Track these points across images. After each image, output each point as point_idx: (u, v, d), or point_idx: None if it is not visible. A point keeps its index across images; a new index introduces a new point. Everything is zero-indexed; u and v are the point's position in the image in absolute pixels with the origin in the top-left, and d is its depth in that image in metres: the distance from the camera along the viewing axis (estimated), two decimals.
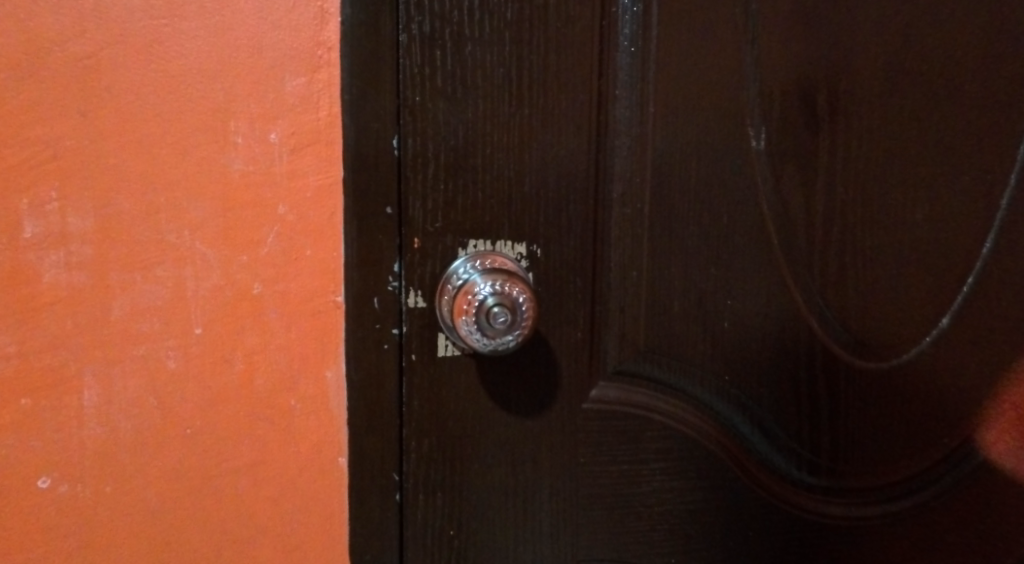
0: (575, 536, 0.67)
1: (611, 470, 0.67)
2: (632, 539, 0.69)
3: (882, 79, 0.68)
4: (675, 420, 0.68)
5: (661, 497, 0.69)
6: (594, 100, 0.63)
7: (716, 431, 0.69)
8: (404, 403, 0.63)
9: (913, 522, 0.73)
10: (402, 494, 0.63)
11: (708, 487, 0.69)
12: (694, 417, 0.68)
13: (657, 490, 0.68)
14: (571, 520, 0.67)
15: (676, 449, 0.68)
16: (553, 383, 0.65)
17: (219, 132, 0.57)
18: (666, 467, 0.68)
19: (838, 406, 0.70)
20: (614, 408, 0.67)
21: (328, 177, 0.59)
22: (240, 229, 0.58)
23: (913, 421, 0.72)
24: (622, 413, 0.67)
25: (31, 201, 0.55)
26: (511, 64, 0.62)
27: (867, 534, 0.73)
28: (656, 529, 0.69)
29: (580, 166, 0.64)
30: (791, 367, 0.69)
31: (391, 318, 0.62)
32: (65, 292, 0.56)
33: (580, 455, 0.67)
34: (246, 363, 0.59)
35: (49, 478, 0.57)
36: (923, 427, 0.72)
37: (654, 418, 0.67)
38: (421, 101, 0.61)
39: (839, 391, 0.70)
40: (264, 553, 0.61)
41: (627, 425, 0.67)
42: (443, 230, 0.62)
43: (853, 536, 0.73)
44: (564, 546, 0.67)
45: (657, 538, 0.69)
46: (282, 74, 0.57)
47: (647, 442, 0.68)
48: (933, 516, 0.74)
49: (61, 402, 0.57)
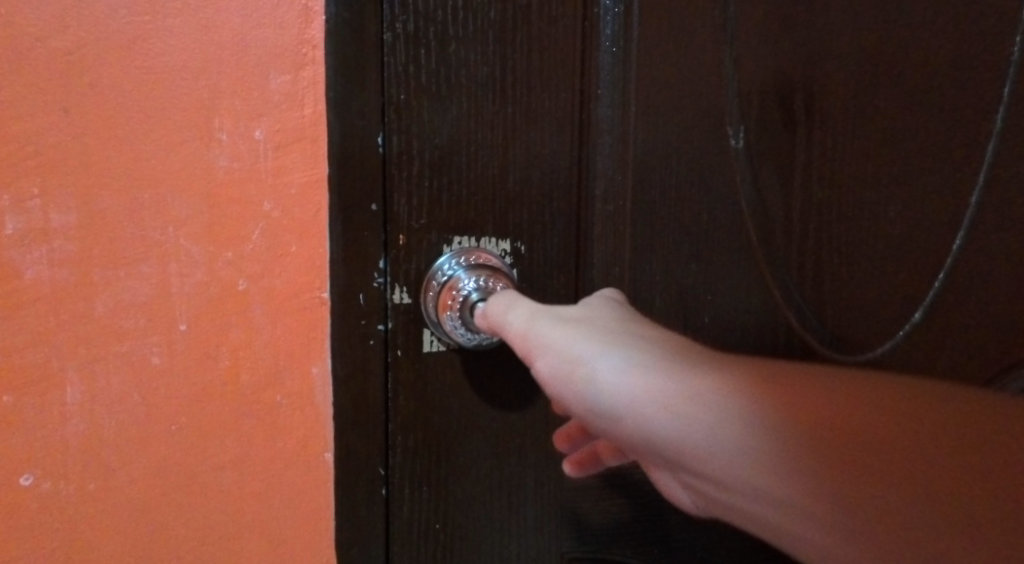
0: (559, 529, 0.68)
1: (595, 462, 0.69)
2: (615, 532, 0.70)
3: (869, 74, 0.63)
4: None
5: (643, 488, 0.70)
6: (575, 100, 0.66)
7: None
8: (390, 398, 0.64)
9: None
10: (387, 488, 0.64)
11: None
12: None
13: (639, 482, 0.70)
14: (555, 513, 0.68)
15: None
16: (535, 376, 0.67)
17: (204, 128, 0.57)
18: None
19: None
20: None
21: (313, 174, 0.59)
22: (225, 226, 0.58)
23: None
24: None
25: (13, 197, 0.54)
26: (494, 63, 0.64)
27: None
28: (638, 521, 0.70)
29: (563, 163, 0.66)
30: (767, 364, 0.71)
31: (377, 314, 0.63)
32: (47, 288, 0.56)
33: None
34: (232, 360, 0.59)
35: (32, 475, 0.57)
36: None
37: None
38: (405, 99, 0.62)
39: None
40: (251, 549, 0.61)
41: None
42: (427, 227, 0.63)
43: None
44: (548, 538, 0.68)
45: (638, 530, 0.70)
46: (267, 72, 0.58)
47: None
48: None
49: (44, 399, 0.56)
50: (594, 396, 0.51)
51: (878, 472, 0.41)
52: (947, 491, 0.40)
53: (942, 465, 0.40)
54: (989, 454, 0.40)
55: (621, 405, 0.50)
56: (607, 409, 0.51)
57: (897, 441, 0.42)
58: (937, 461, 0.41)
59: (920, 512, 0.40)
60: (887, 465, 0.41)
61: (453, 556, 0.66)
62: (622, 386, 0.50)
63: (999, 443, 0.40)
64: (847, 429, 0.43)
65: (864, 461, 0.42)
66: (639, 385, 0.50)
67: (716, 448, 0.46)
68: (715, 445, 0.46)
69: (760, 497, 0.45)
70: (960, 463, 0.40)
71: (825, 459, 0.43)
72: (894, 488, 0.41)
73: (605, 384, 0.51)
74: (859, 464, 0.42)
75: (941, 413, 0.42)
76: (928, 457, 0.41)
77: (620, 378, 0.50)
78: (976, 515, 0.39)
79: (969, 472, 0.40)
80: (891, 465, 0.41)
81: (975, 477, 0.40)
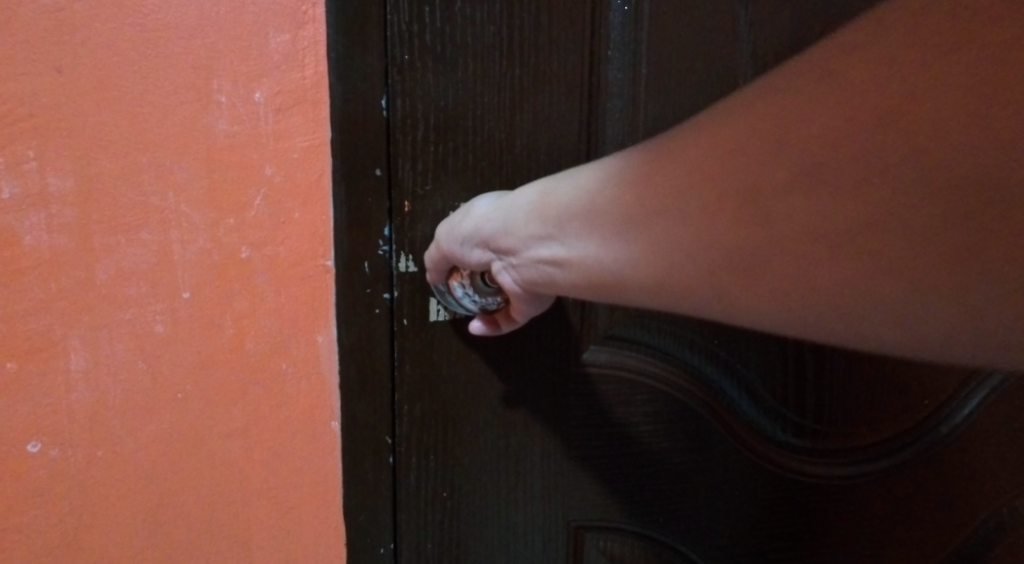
0: (564, 499, 0.68)
1: (599, 432, 0.68)
2: (621, 501, 0.69)
3: None
4: (664, 383, 0.67)
5: (649, 457, 0.69)
6: (585, 61, 0.63)
7: (688, 382, 0.68)
8: (396, 367, 0.63)
9: (887, 486, 0.71)
10: (394, 457, 0.64)
11: (693, 449, 0.69)
12: (662, 363, 0.67)
13: (645, 451, 0.68)
14: (562, 483, 0.68)
15: (666, 409, 0.68)
16: (542, 345, 0.65)
17: (202, 90, 0.55)
18: (654, 430, 0.68)
19: (823, 376, 0.69)
20: (603, 370, 0.67)
21: (315, 138, 0.58)
22: (226, 192, 0.57)
23: (891, 389, 0.69)
24: (612, 377, 0.67)
25: (8, 160, 0.53)
26: (502, 23, 0.61)
27: (830, 499, 0.71)
28: (644, 488, 0.69)
29: (572, 128, 0.64)
30: (779, 344, 0.68)
31: (382, 283, 0.62)
32: (47, 256, 0.55)
33: (572, 418, 0.67)
34: (236, 328, 0.59)
35: (40, 442, 0.56)
36: (901, 396, 0.69)
37: (643, 382, 0.67)
38: (410, 59, 0.60)
39: (818, 366, 0.69)
40: (259, 515, 0.61)
41: (615, 390, 0.67)
42: (433, 193, 0.62)
43: (819, 493, 0.71)
44: (554, 507, 0.68)
45: (643, 495, 0.69)
46: (265, 30, 0.56)
47: (637, 405, 0.68)
48: (909, 481, 0.71)
49: (48, 367, 0.56)
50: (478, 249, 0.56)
51: (761, 223, 0.42)
52: (891, 181, 0.38)
53: (852, 157, 0.39)
54: (874, 109, 0.38)
55: (486, 235, 0.55)
56: (484, 245, 0.56)
57: (728, 171, 0.43)
58: (845, 170, 0.39)
59: (886, 216, 0.39)
60: (820, 209, 0.40)
61: (459, 523, 0.67)
62: (477, 222, 0.56)
63: (863, 90, 0.39)
64: (656, 175, 0.46)
65: (700, 205, 0.44)
66: (494, 216, 0.55)
67: (559, 219, 0.50)
68: (555, 211, 0.51)
69: (631, 263, 0.47)
70: (846, 135, 0.39)
71: (667, 214, 0.45)
72: (812, 232, 0.41)
73: (469, 233, 0.56)
74: (703, 216, 0.44)
75: (793, 104, 0.41)
76: (826, 163, 0.40)
77: (474, 217, 0.56)
78: (929, 176, 0.38)
79: (866, 147, 0.39)
80: (750, 203, 0.42)
81: (883, 143, 0.38)
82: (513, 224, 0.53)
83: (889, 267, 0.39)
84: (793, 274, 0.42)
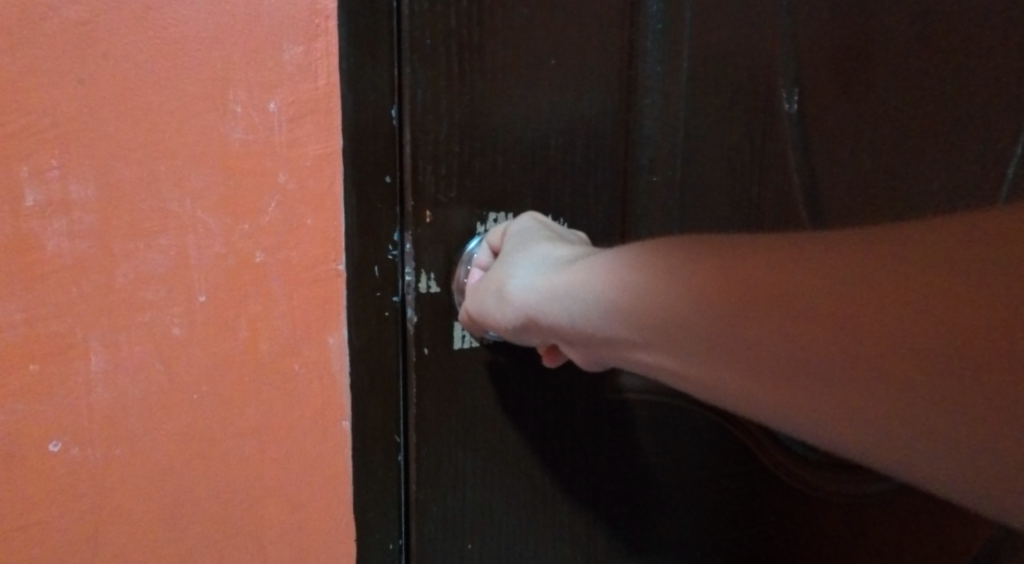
0: (592, 540, 0.75)
1: (635, 461, 0.75)
2: (642, 534, 0.76)
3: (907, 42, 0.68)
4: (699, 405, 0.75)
5: (676, 484, 0.76)
6: (623, 52, 0.70)
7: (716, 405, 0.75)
8: (416, 404, 0.68)
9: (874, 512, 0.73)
10: (403, 456, 0.69)
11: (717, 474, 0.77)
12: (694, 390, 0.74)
13: (672, 476, 0.76)
14: (592, 524, 0.74)
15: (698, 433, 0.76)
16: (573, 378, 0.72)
17: (219, 100, 0.57)
18: (685, 457, 0.76)
19: None
20: (642, 395, 0.74)
21: (327, 146, 0.61)
22: (244, 199, 0.59)
23: None
24: (648, 403, 0.74)
25: (31, 168, 0.53)
26: (532, 10, 0.66)
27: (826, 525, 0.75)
28: (669, 515, 0.77)
29: (606, 124, 0.71)
30: None
31: (390, 286, 0.67)
32: (70, 261, 0.55)
33: (605, 453, 0.74)
34: (250, 331, 0.61)
35: (60, 441, 0.56)
36: None
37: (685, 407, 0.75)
38: (431, 47, 0.64)
39: None
40: (271, 511, 0.64)
41: (654, 415, 0.75)
42: (455, 200, 0.67)
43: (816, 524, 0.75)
44: (582, 545, 0.74)
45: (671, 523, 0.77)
46: (280, 43, 0.58)
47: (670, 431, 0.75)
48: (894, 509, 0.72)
49: (68, 367, 0.56)
50: (520, 323, 0.59)
51: (803, 333, 0.43)
52: (916, 305, 0.39)
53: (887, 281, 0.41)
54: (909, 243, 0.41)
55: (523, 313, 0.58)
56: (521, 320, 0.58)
57: (769, 283, 0.44)
58: (870, 276, 0.41)
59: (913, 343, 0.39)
60: (845, 311, 0.42)
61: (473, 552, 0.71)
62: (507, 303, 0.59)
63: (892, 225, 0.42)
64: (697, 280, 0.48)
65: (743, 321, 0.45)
66: (526, 294, 0.58)
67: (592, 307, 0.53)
68: (587, 301, 0.53)
69: (674, 359, 0.49)
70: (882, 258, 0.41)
71: (708, 325, 0.47)
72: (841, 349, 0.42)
73: (502, 313, 0.59)
74: (743, 330, 0.45)
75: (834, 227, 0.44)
76: (855, 277, 0.42)
77: (505, 299, 0.59)
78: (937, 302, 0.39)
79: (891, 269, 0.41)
80: (791, 315, 0.43)
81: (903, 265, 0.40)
82: (552, 308, 0.55)
83: (901, 373, 0.40)
84: (833, 391, 0.42)
